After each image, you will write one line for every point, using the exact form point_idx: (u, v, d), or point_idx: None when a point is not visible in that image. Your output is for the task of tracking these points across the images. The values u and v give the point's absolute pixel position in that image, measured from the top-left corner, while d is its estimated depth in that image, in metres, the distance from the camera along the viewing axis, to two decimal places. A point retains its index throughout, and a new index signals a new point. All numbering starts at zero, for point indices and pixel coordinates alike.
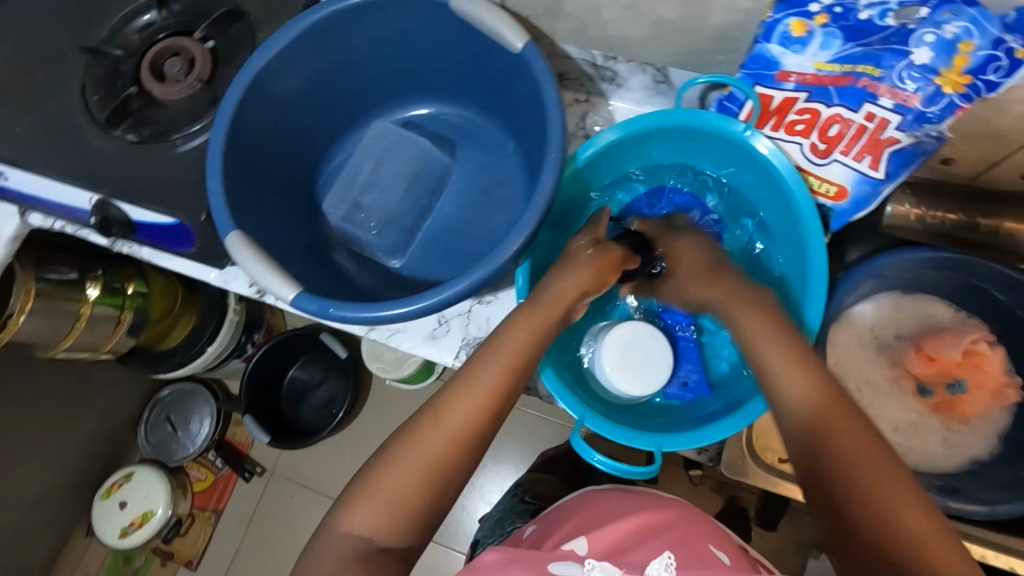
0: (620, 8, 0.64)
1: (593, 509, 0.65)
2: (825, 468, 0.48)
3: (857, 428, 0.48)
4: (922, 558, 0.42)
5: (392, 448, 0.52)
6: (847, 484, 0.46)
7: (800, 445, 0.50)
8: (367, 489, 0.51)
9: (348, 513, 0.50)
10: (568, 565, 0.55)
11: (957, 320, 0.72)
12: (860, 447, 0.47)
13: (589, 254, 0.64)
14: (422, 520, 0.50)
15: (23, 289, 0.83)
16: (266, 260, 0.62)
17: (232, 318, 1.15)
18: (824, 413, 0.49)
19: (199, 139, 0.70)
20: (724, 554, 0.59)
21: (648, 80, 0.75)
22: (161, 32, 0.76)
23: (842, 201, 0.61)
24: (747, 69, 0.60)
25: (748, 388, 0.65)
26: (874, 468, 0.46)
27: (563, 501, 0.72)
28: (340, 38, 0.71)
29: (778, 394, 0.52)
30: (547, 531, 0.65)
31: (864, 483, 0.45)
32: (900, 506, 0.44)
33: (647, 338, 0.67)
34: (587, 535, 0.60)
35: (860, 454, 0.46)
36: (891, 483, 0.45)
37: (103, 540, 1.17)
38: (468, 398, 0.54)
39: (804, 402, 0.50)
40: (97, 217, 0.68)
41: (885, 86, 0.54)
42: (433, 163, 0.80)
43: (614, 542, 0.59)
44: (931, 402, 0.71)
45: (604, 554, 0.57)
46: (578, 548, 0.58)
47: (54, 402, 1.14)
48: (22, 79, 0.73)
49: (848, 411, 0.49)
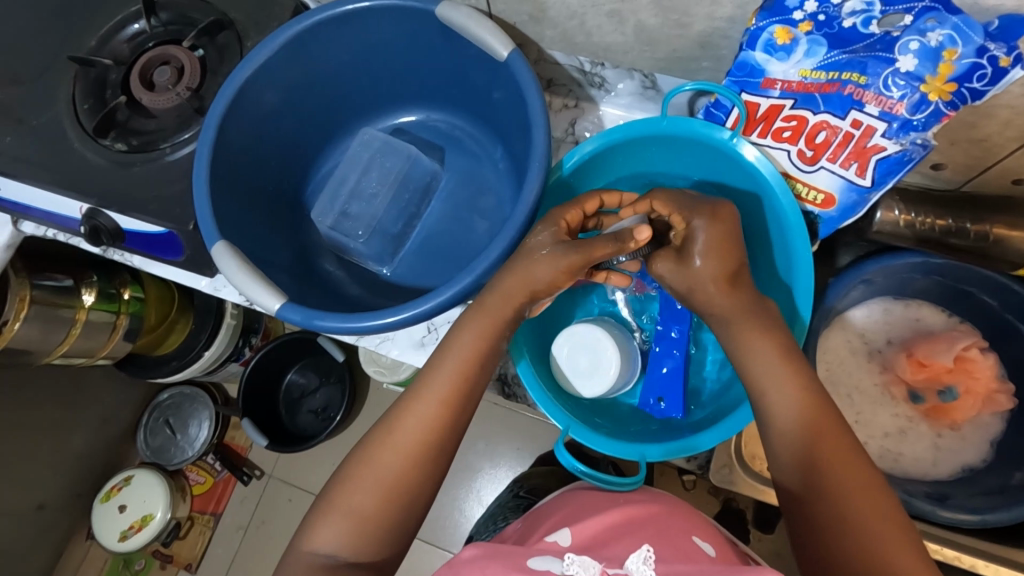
0: (603, 15, 0.64)
1: (577, 504, 0.65)
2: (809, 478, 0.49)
3: (838, 434, 0.50)
4: (887, 557, 0.44)
5: (370, 444, 0.54)
6: (829, 495, 0.48)
7: (788, 446, 0.51)
8: (352, 491, 0.53)
9: (328, 515, 0.52)
10: (547, 560, 0.54)
11: (948, 326, 0.72)
12: (838, 453, 0.49)
13: (545, 253, 0.57)
14: (399, 515, 0.52)
15: (17, 296, 0.83)
16: (249, 268, 0.62)
17: (229, 322, 1.15)
18: (809, 416, 0.50)
19: (187, 148, 0.71)
20: (708, 545, 0.59)
21: (636, 86, 0.75)
22: (150, 41, 0.76)
23: (830, 209, 0.62)
24: (733, 76, 0.59)
25: (734, 395, 0.65)
26: (851, 475, 0.48)
27: (546, 499, 0.72)
28: (321, 46, 0.70)
29: (776, 395, 0.52)
30: (532, 527, 0.65)
31: (844, 494, 0.47)
32: (871, 509, 0.46)
33: (592, 340, 0.66)
34: (570, 527, 0.60)
35: (840, 465, 0.48)
36: (870, 495, 0.47)
37: (103, 543, 1.17)
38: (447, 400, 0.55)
39: (786, 413, 0.51)
40: (88, 226, 0.70)
41: (871, 93, 0.54)
42: (420, 169, 0.80)
43: (594, 536, 0.58)
44: (922, 408, 0.71)
45: (584, 547, 0.56)
46: (561, 540, 0.57)
47: (51, 407, 1.15)
48: (13, 90, 0.73)
49: (830, 422, 0.51)
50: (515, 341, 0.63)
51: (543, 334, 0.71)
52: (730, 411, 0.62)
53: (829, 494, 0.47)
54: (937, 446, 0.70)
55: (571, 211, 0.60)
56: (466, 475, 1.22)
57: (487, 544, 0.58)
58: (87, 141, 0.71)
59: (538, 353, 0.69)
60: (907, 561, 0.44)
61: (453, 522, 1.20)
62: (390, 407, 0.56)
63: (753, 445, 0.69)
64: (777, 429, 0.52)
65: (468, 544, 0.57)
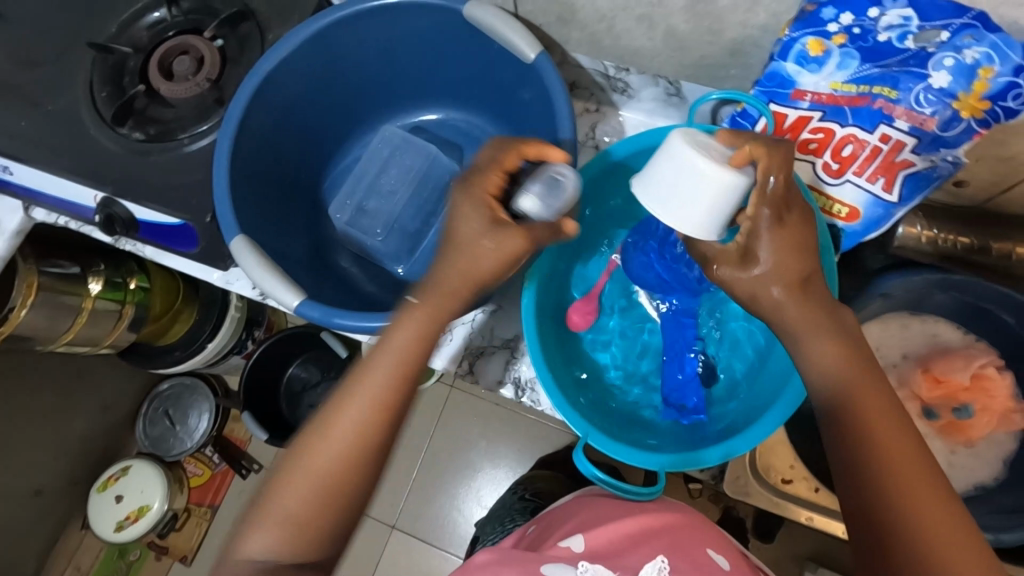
0: (634, 19, 0.64)
1: (593, 511, 0.65)
2: (844, 425, 0.48)
3: (878, 395, 0.48)
4: (909, 506, 0.45)
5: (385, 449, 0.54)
6: (864, 445, 0.47)
7: (825, 402, 0.50)
8: (312, 465, 0.51)
9: (283, 491, 0.50)
10: (560, 567, 0.54)
11: (966, 342, 0.71)
12: (874, 407, 0.48)
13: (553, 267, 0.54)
14: None
15: (26, 281, 0.83)
16: (269, 265, 0.62)
17: (233, 315, 1.14)
18: (850, 381, 0.49)
19: (206, 139, 0.70)
20: (723, 558, 0.59)
21: (660, 92, 0.74)
22: (170, 29, 0.76)
23: (855, 222, 0.61)
24: (761, 86, 0.59)
25: (770, 390, 0.63)
26: (883, 428, 0.47)
27: (561, 502, 0.72)
28: (347, 39, 0.70)
29: (808, 360, 0.51)
30: (546, 533, 0.65)
31: (886, 457, 0.46)
32: (906, 467, 0.46)
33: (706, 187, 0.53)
34: (584, 532, 0.60)
35: (888, 423, 0.47)
36: (904, 452, 0.47)
37: (100, 533, 1.16)
38: (412, 374, 0.52)
39: (840, 360, 0.50)
40: (102, 214, 0.69)
41: (902, 108, 0.54)
42: (440, 167, 0.79)
43: (608, 543, 0.58)
44: (936, 425, 0.70)
45: (596, 554, 0.57)
46: (574, 546, 0.58)
47: (53, 395, 1.14)
48: (29, 75, 0.72)
49: (869, 373, 0.49)
50: (526, 325, 0.62)
51: (548, 301, 0.68)
52: (747, 424, 0.61)
53: (868, 447, 0.47)
54: (951, 462, 0.70)
55: (492, 178, 0.55)
56: (458, 473, 1.22)
57: (502, 550, 0.60)
58: (104, 129, 0.70)
59: (560, 356, 0.68)
60: (933, 508, 0.45)
61: (452, 522, 1.20)
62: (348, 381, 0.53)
63: (768, 457, 0.69)
64: (815, 378, 0.51)
65: (484, 548, 0.61)
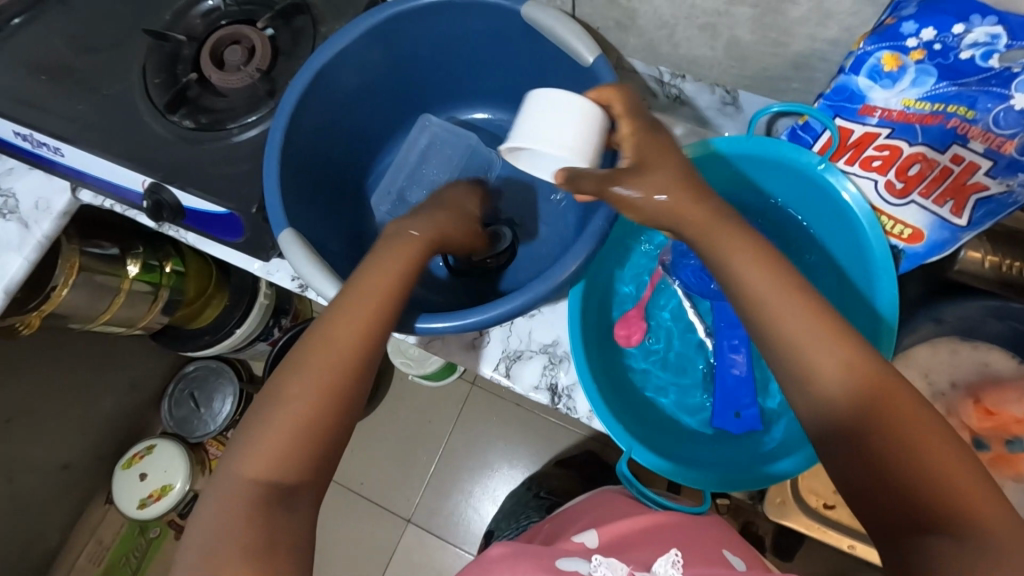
0: (696, 27, 0.62)
1: (607, 508, 0.64)
2: (869, 428, 0.43)
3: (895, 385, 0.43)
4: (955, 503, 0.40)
5: None
6: (894, 446, 0.42)
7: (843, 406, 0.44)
8: (266, 448, 0.45)
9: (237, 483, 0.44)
10: (575, 561, 0.53)
11: (1018, 373, 0.68)
12: (895, 400, 0.43)
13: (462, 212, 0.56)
14: None
15: (67, 262, 0.83)
16: (317, 260, 0.61)
17: (262, 302, 1.15)
18: (867, 375, 0.43)
19: (255, 130, 0.70)
20: (739, 560, 0.58)
21: (715, 101, 0.71)
22: (224, 18, 0.77)
23: (917, 244, 0.59)
24: (828, 100, 0.58)
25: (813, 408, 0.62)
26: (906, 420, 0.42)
27: (575, 500, 0.71)
28: (404, 35, 0.70)
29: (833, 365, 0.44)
30: (561, 528, 0.65)
31: (919, 452, 0.41)
32: (940, 460, 0.41)
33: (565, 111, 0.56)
34: (597, 528, 0.59)
35: (911, 414, 0.42)
36: (934, 442, 0.41)
37: (122, 508, 1.18)
38: (377, 320, 0.50)
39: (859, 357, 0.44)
40: (151, 200, 0.69)
41: (978, 129, 0.52)
42: (479, 158, 0.79)
43: (623, 535, 0.57)
44: (986, 457, 0.67)
45: (611, 547, 0.56)
46: (588, 541, 0.57)
47: (85, 371, 1.16)
48: (86, 58, 0.73)
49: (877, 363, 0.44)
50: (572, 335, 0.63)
51: (593, 309, 0.68)
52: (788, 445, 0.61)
53: (900, 448, 0.41)
54: None
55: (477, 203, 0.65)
56: (472, 471, 1.21)
57: (513, 544, 0.58)
58: (157, 115, 0.71)
59: (605, 365, 0.68)
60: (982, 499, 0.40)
61: (466, 519, 1.19)
62: (319, 316, 0.51)
63: (811, 480, 0.67)
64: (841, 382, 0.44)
65: (495, 543, 0.58)
